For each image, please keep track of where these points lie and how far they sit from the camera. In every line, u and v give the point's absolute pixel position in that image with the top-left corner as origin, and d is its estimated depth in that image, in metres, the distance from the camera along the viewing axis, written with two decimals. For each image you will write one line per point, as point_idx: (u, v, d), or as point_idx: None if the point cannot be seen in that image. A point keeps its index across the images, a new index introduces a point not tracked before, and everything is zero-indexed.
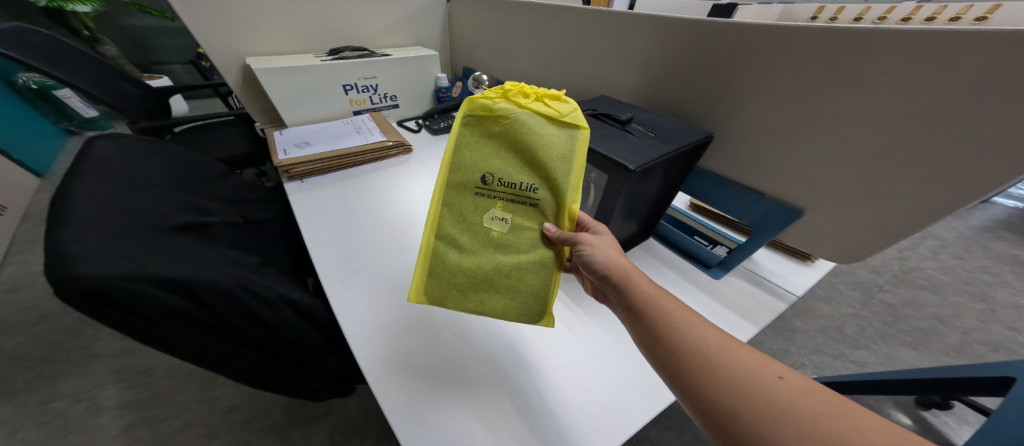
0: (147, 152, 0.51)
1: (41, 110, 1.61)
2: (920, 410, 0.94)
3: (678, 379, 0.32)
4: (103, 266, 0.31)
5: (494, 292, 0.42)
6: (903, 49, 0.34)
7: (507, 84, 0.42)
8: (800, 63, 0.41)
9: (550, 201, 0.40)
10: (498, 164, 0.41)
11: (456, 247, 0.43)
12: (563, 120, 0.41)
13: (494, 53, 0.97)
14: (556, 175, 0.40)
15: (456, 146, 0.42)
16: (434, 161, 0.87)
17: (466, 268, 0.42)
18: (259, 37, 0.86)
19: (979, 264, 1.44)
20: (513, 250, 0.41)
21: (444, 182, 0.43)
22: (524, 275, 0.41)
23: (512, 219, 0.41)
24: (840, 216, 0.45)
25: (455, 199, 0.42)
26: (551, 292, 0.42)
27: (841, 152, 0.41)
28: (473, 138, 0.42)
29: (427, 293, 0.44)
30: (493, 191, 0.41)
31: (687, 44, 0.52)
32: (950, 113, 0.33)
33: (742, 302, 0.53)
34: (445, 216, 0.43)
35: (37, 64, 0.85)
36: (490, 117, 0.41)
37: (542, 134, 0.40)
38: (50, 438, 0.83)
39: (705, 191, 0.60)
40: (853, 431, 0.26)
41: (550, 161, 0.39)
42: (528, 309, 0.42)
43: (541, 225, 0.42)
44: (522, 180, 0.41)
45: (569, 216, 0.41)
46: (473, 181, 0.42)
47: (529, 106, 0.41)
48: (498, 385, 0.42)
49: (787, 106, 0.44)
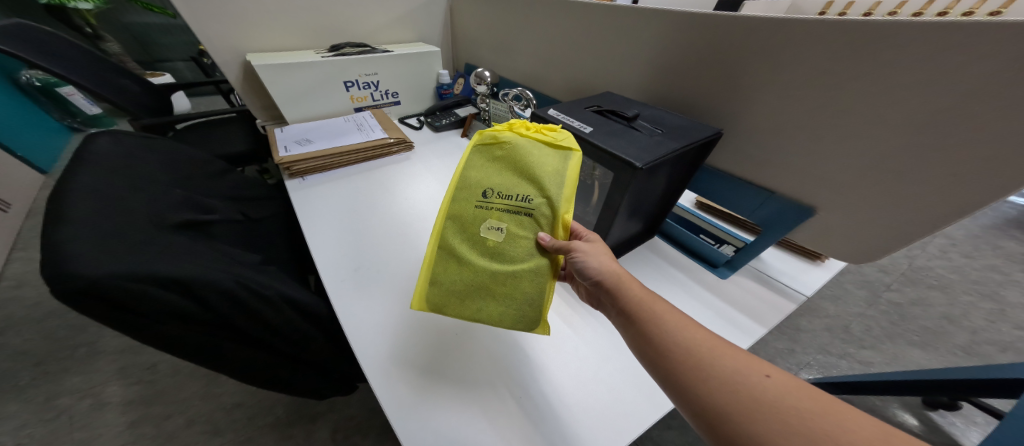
0: (146, 149, 0.51)
1: (43, 107, 1.59)
2: (927, 410, 0.93)
3: (669, 380, 0.31)
4: (103, 264, 0.30)
5: (490, 300, 0.41)
6: (922, 42, 0.33)
7: (513, 119, 0.45)
8: (814, 56, 0.40)
9: (545, 210, 0.39)
10: (498, 180, 0.41)
11: (455, 257, 0.42)
12: (561, 145, 0.41)
13: (496, 49, 0.96)
14: (549, 187, 0.39)
15: (462, 167, 0.44)
16: (436, 159, 0.86)
17: (464, 279, 0.41)
18: (259, 32, 0.85)
19: (989, 263, 1.42)
20: (509, 259, 0.40)
21: (448, 198, 0.44)
22: (520, 284, 0.40)
23: (507, 228, 0.40)
24: (853, 215, 0.44)
25: (455, 211, 0.43)
26: (546, 300, 0.40)
27: (855, 148, 0.40)
28: (477, 158, 0.44)
29: (426, 301, 0.43)
30: (491, 203, 0.41)
31: (695, 38, 0.51)
32: (970, 109, 0.32)
33: (750, 301, 0.53)
34: (446, 227, 0.43)
35: (43, 63, 0.86)
36: (494, 144, 0.43)
37: (540, 156, 0.41)
38: (57, 433, 0.84)
39: (712, 189, 0.58)
40: (841, 429, 0.25)
41: (547, 178, 0.40)
42: (522, 318, 0.40)
43: (536, 234, 0.40)
44: (518, 191, 0.40)
45: (563, 225, 0.40)
46: (474, 195, 0.42)
47: (530, 136, 0.43)
48: (495, 391, 0.41)
49: (799, 101, 0.43)
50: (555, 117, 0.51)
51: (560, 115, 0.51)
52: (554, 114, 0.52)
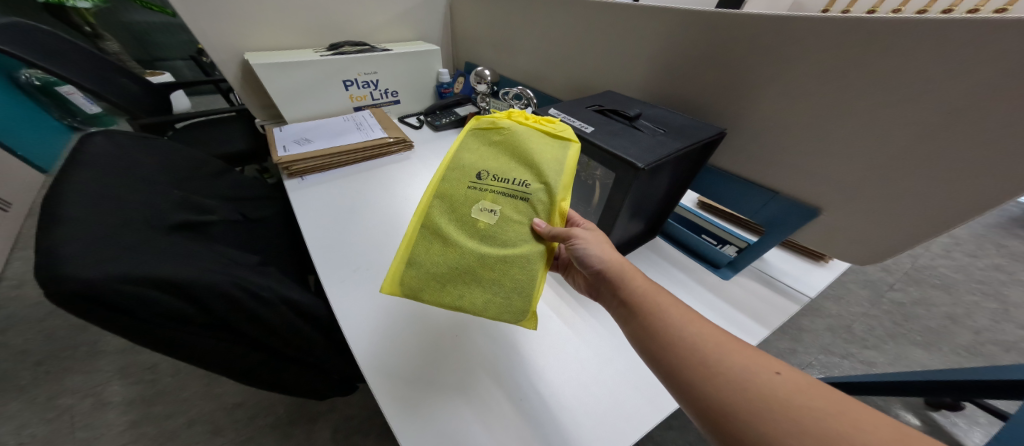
0: (143, 150, 0.50)
1: (43, 106, 1.58)
2: (929, 411, 0.93)
3: (673, 377, 0.31)
4: (98, 267, 0.30)
5: (476, 283, 0.39)
6: (930, 40, 0.32)
7: (512, 108, 0.46)
8: (819, 54, 0.40)
9: (541, 196, 0.39)
10: (494, 164, 0.41)
11: (442, 236, 0.40)
12: (558, 135, 0.42)
13: (496, 47, 0.95)
14: (547, 173, 0.39)
15: (456, 149, 0.44)
16: (436, 159, 0.85)
17: (449, 260, 0.40)
18: (257, 31, 0.85)
19: (993, 262, 1.41)
20: (500, 242, 0.39)
21: (437, 178, 0.43)
22: (511, 269, 0.39)
23: (501, 211, 0.40)
24: (858, 216, 0.43)
25: (446, 191, 0.42)
26: (537, 288, 0.39)
27: (860, 149, 0.40)
28: (473, 141, 0.44)
29: (405, 286, 0.41)
30: (485, 185, 0.41)
31: (697, 36, 0.50)
32: (977, 109, 0.31)
33: (752, 303, 0.52)
34: (434, 206, 0.42)
35: (43, 63, 0.85)
36: (492, 128, 0.43)
37: (538, 143, 0.41)
38: (58, 433, 0.84)
39: (714, 188, 0.58)
40: (849, 426, 0.24)
41: (545, 165, 0.40)
42: (512, 303, 0.38)
43: (530, 220, 0.40)
44: (515, 176, 0.40)
45: (559, 213, 0.40)
46: (468, 176, 0.42)
47: (529, 124, 0.43)
48: (493, 393, 0.41)
49: (803, 100, 0.43)
50: (556, 117, 0.50)
51: (562, 114, 0.51)
52: (555, 113, 0.51)
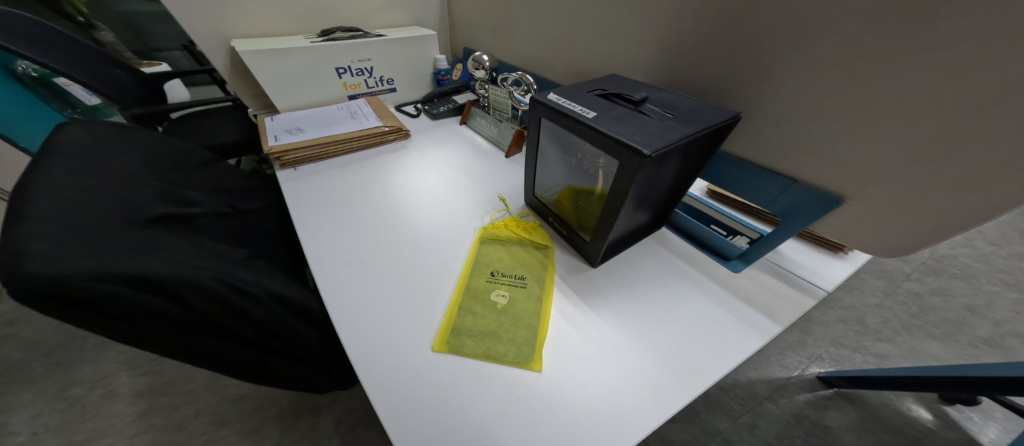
0: (123, 140, 0.48)
1: (44, 98, 1.21)
2: (943, 405, 0.90)
3: None
4: (63, 264, 0.29)
5: (500, 344, 0.43)
6: (961, 12, 0.29)
7: (508, 221, 0.62)
8: (847, 25, 0.36)
9: (534, 285, 0.51)
10: (501, 263, 0.54)
11: (468, 311, 0.46)
12: (540, 243, 0.58)
13: (495, 32, 0.91)
14: (537, 269, 0.54)
15: (474, 253, 0.56)
16: (434, 148, 0.83)
17: (477, 327, 0.45)
18: (246, 17, 0.82)
19: (1017, 251, 1.37)
20: (511, 315, 0.46)
21: (462, 271, 0.53)
22: (525, 330, 0.45)
23: (511, 295, 0.49)
24: (881, 206, 0.40)
25: (468, 281, 0.51)
26: (541, 338, 0.44)
27: (891, 130, 0.36)
28: (485, 248, 0.57)
29: (442, 340, 0.43)
30: (498, 280, 0.51)
31: (709, 13, 0.47)
32: (1009, 88, 0.29)
33: (765, 298, 0.49)
34: (460, 292, 0.49)
35: (30, 53, 0.81)
36: (497, 237, 0.59)
37: (528, 252, 0.57)
38: (69, 424, 0.85)
39: (725, 175, 0.55)
40: None
41: (535, 266, 0.54)
42: (526, 354, 0.42)
43: (534, 296, 0.49)
44: (517, 272, 0.53)
45: (550, 293, 0.50)
46: (484, 274, 0.52)
47: (522, 234, 0.60)
48: (488, 391, 0.39)
49: (827, 77, 0.39)
50: (556, 102, 0.47)
51: (562, 99, 0.47)
52: (555, 98, 0.48)
